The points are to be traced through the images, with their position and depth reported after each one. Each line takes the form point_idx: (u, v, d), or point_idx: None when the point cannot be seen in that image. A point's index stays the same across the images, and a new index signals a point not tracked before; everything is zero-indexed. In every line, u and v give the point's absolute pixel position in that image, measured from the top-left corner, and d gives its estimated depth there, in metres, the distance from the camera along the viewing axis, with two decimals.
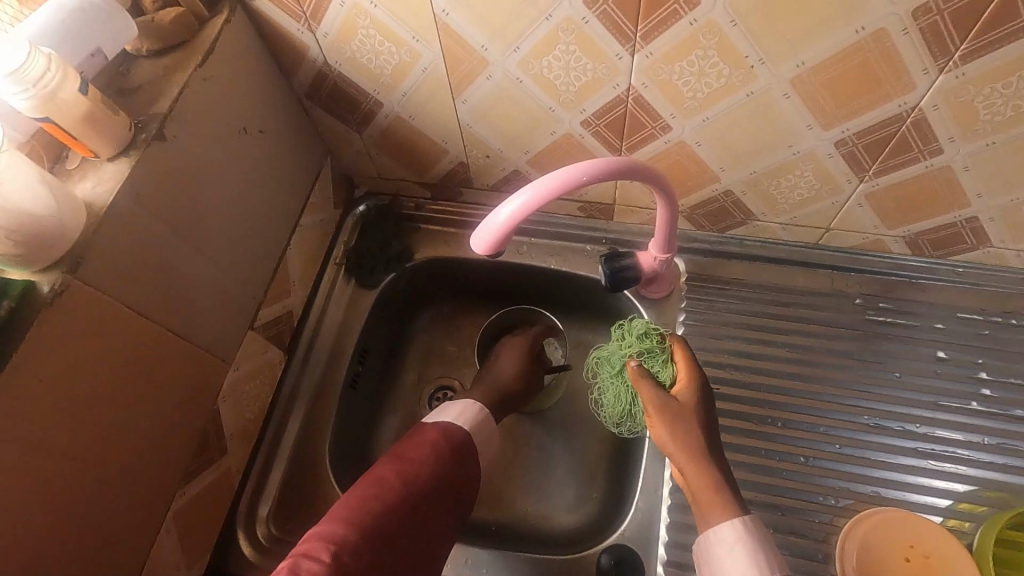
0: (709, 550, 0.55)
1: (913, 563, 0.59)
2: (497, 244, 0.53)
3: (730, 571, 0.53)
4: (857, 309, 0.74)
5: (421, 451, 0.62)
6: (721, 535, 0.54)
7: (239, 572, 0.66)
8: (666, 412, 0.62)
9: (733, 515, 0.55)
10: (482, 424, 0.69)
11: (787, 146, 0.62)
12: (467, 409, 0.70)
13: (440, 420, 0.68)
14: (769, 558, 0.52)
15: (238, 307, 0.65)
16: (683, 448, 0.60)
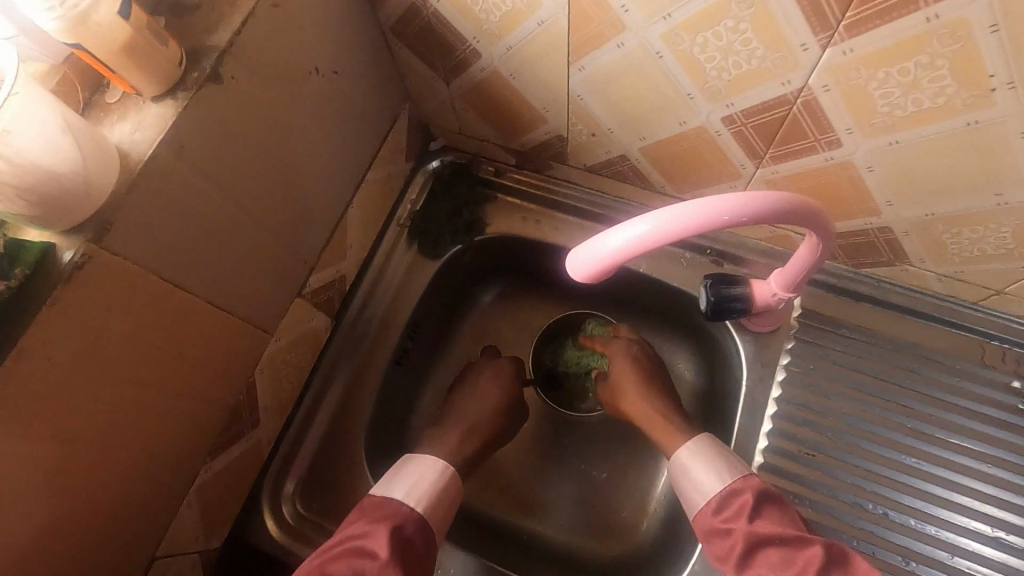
0: (678, 475, 0.61)
1: None
2: (599, 274, 0.42)
3: (696, 490, 0.59)
4: (1006, 393, 0.61)
5: (353, 556, 0.51)
6: (680, 460, 0.61)
7: (259, 545, 0.63)
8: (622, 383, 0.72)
9: (684, 443, 0.63)
10: (431, 487, 0.60)
11: (991, 192, 0.48)
12: (406, 480, 0.60)
13: (391, 502, 0.58)
14: (722, 463, 0.58)
15: (288, 273, 0.58)
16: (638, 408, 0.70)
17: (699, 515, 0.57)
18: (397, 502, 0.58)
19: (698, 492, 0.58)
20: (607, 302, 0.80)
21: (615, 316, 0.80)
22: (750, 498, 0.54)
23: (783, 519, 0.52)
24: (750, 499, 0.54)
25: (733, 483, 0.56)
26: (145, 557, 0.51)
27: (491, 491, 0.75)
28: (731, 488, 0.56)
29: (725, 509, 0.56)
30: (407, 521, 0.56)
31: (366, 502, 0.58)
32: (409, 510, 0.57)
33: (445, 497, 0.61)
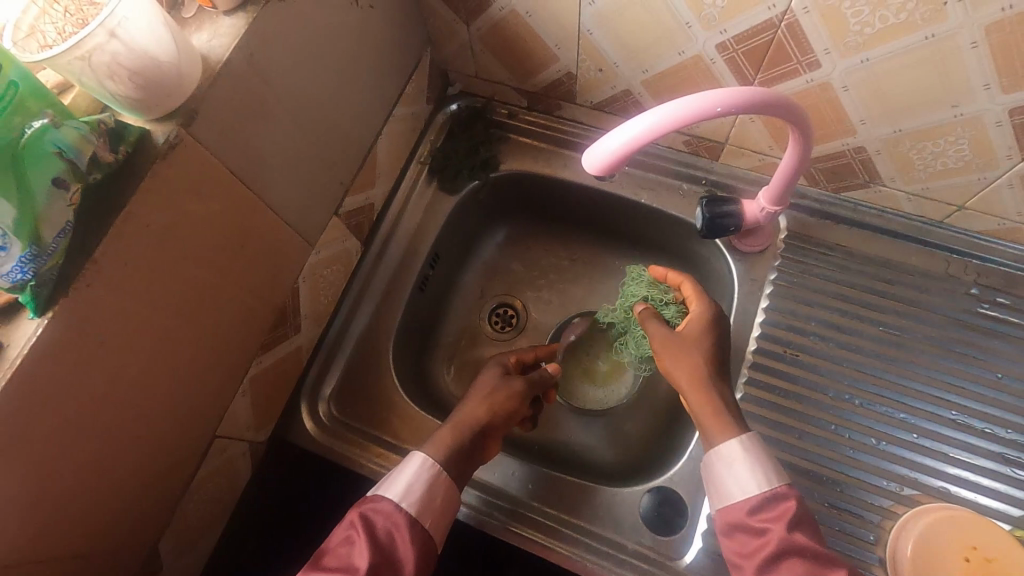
0: (711, 467, 0.57)
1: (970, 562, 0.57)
2: (611, 166, 0.49)
3: (734, 483, 0.55)
4: (967, 300, 0.68)
5: (339, 553, 0.52)
6: (722, 452, 0.56)
7: (298, 442, 0.70)
8: (670, 346, 0.62)
9: (733, 433, 0.57)
10: (425, 486, 0.56)
11: (949, 105, 0.55)
12: (399, 476, 0.57)
13: (378, 500, 0.55)
14: (769, 466, 0.55)
15: (328, 191, 0.65)
16: (687, 370, 0.60)
17: (731, 508, 0.55)
18: (389, 501, 0.55)
19: (735, 487, 0.55)
20: (610, 237, 0.86)
21: (618, 250, 0.87)
22: (794, 507, 0.52)
23: (818, 536, 0.51)
24: (795, 510, 0.52)
25: (776, 489, 0.54)
26: (207, 435, 0.58)
27: None
28: (775, 492, 0.54)
29: (763, 511, 0.53)
30: (395, 523, 0.54)
31: (365, 495, 0.57)
32: (399, 511, 0.55)
33: (440, 496, 0.57)
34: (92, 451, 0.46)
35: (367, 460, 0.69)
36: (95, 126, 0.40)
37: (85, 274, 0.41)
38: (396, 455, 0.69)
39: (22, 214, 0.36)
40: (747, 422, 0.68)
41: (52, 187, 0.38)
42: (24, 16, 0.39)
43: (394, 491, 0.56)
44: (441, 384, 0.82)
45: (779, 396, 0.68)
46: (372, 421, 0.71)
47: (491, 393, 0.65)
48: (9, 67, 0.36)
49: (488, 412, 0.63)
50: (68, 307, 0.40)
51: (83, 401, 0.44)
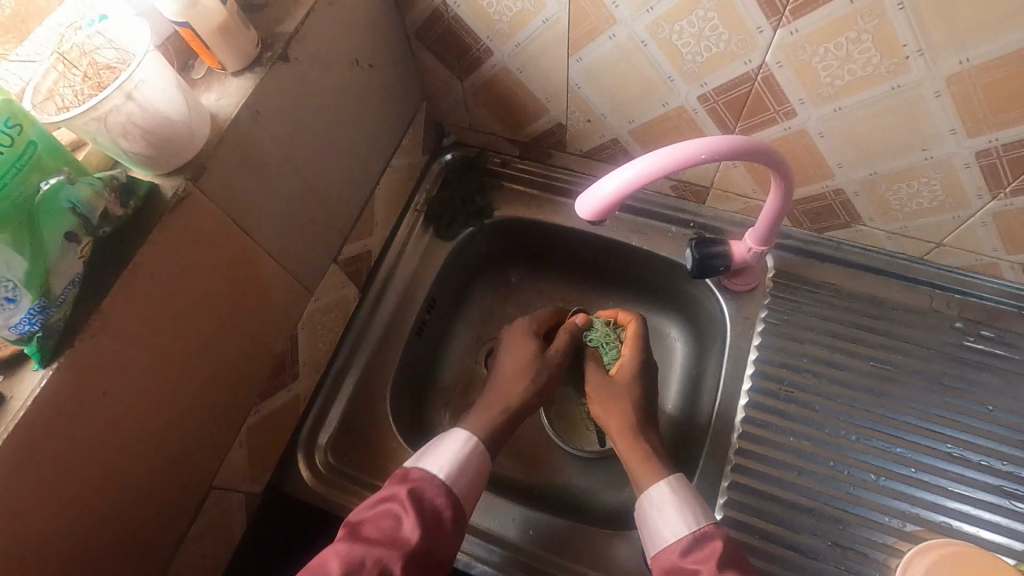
0: (646, 514, 0.60)
1: None
2: (602, 212, 0.51)
3: (665, 528, 0.59)
4: (954, 334, 0.70)
5: (382, 524, 0.55)
6: (654, 497, 0.60)
7: (296, 492, 0.69)
8: (606, 390, 0.70)
9: (659, 479, 0.62)
10: (472, 473, 0.62)
11: (920, 149, 0.58)
12: (452, 455, 0.62)
13: (424, 474, 0.60)
14: (696, 508, 0.59)
15: (327, 239, 0.66)
16: (617, 423, 0.67)
17: (665, 552, 0.57)
18: (439, 478, 0.60)
19: (666, 530, 0.58)
20: (603, 279, 0.88)
21: (610, 292, 0.88)
22: (720, 545, 0.55)
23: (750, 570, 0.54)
24: (721, 547, 0.55)
25: (705, 528, 0.57)
26: (203, 486, 0.57)
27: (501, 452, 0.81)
28: (703, 532, 0.57)
29: (693, 552, 0.56)
30: (443, 501, 0.58)
31: (409, 471, 0.61)
32: (447, 489, 0.59)
33: (480, 479, 0.62)
34: (88, 504, 0.45)
35: None
36: (108, 182, 0.41)
37: (90, 324, 0.41)
38: None
39: (35, 266, 0.38)
40: (746, 460, 0.68)
41: (64, 241, 0.39)
42: (42, 79, 0.41)
43: (446, 467, 0.60)
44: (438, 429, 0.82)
45: (777, 433, 0.68)
46: (369, 469, 0.71)
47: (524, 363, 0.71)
48: (30, 128, 0.37)
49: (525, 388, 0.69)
50: (72, 358, 0.41)
51: (82, 452, 0.43)
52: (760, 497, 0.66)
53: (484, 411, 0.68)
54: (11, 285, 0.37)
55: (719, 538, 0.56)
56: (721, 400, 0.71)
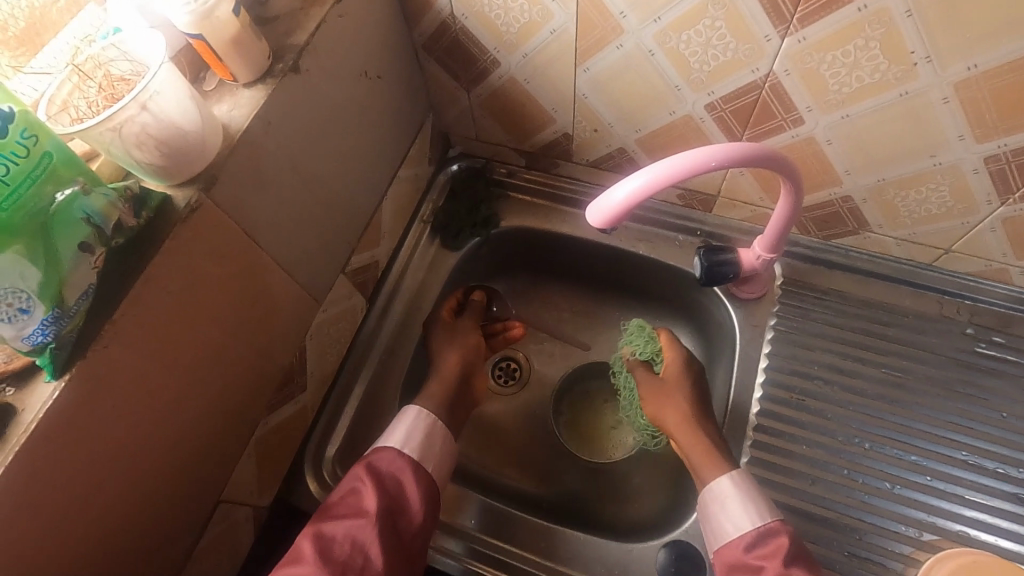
0: (707, 507, 0.62)
1: None
2: (612, 220, 0.52)
3: (727, 522, 0.60)
4: (965, 340, 0.70)
5: (348, 500, 0.60)
6: (716, 490, 0.62)
7: (303, 506, 0.68)
8: (658, 391, 0.71)
9: (724, 471, 0.62)
10: (422, 436, 0.66)
11: (928, 155, 0.58)
12: (396, 426, 0.66)
13: (382, 449, 0.64)
14: (760, 501, 0.60)
15: (336, 249, 0.66)
16: (675, 418, 0.69)
17: (728, 546, 0.60)
18: (390, 449, 0.64)
19: (729, 524, 0.60)
20: (610, 289, 0.88)
21: (617, 301, 0.88)
22: (786, 543, 0.57)
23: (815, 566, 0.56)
24: (787, 545, 0.57)
25: (770, 524, 0.59)
26: (212, 499, 0.57)
27: (509, 463, 0.80)
28: (768, 527, 0.59)
29: (758, 547, 0.58)
30: (400, 468, 0.63)
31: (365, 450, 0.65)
32: (399, 455, 0.64)
33: (436, 443, 0.67)
34: (93, 519, 0.44)
35: None
36: (122, 193, 0.41)
37: (102, 335, 0.41)
38: None
39: (48, 278, 0.38)
40: (758, 469, 0.67)
41: (78, 252, 0.39)
42: (56, 91, 0.42)
43: (394, 439, 0.65)
44: None
45: (788, 441, 0.68)
46: None
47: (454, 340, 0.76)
48: (45, 139, 0.37)
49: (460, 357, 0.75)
50: (83, 370, 0.40)
51: (90, 466, 0.43)
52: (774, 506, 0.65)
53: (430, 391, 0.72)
54: (24, 297, 0.37)
55: (784, 534, 0.58)
56: (733, 409, 0.71)
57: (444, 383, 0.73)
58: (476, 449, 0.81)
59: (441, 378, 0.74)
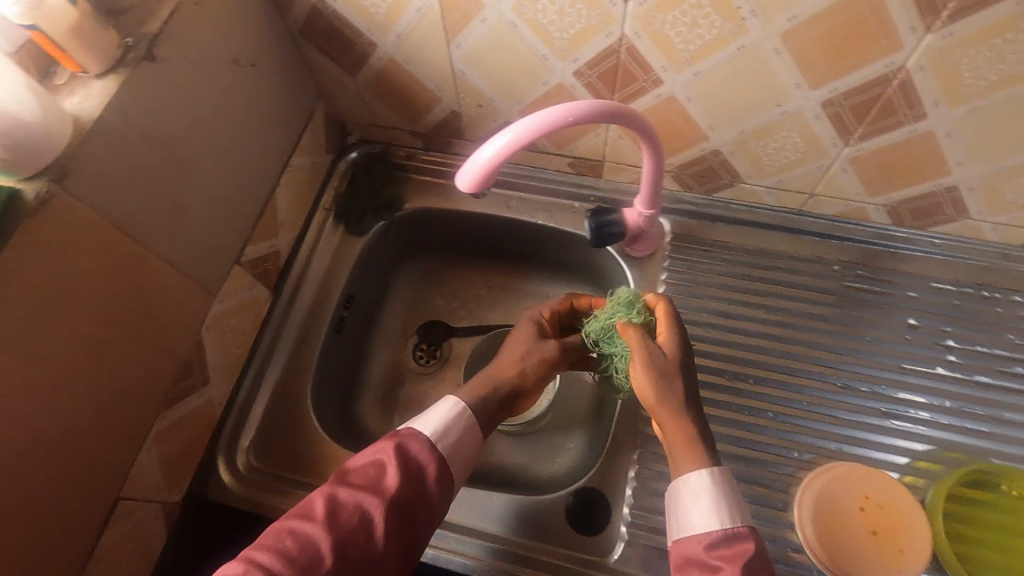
0: (677, 496, 0.53)
1: (867, 512, 0.60)
2: (481, 182, 0.54)
3: (695, 518, 0.52)
4: (835, 276, 0.76)
5: (366, 472, 0.55)
6: (692, 482, 0.53)
7: (218, 499, 0.68)
8: (652, 367, 0.57)
9: (704, 464, 0.53)
10: (461, 433, 0.59)
11: (775, 105, 0.63)
12: (437, 415, 0.59)
13: (417, 430, 0.58)
14: (736, 503, 0.52)
15: (225, 239, 0.66)
16: (666, 404, 0.56)
17: (687, 545, 0.52)
18: (425, 436, 0.58)
19: (696, 520, 0.52)
20: (520, 262, 0.92)
21: (528, 274, 0.92)
22: (752, 549, 0.49)
23: None
24: (751, 552, 0.49)
25: (737, 528, 0.51)
26: (109, 497, 0.56)
27: None
28: (734, 532, 0.51)
29: (720, 549, 0.50)
30: (427, 458, 0.57)
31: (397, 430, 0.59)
32: (433, 447, 0.57)
33: (470, 443, 0.60)
34: None
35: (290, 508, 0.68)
36: None
37: None
38: None
39: None
40: None
41: None
42: None
43: (431, 428, 0.58)
44: (369, 423, 0.84)
45: None
46: (296, 466, 0.71)
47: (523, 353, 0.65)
48: None
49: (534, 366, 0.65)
50: None
51: None
52: None
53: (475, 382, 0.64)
54: None
55: (750, 542, 0.50)
56: None
57: (496, 381, 0.64)
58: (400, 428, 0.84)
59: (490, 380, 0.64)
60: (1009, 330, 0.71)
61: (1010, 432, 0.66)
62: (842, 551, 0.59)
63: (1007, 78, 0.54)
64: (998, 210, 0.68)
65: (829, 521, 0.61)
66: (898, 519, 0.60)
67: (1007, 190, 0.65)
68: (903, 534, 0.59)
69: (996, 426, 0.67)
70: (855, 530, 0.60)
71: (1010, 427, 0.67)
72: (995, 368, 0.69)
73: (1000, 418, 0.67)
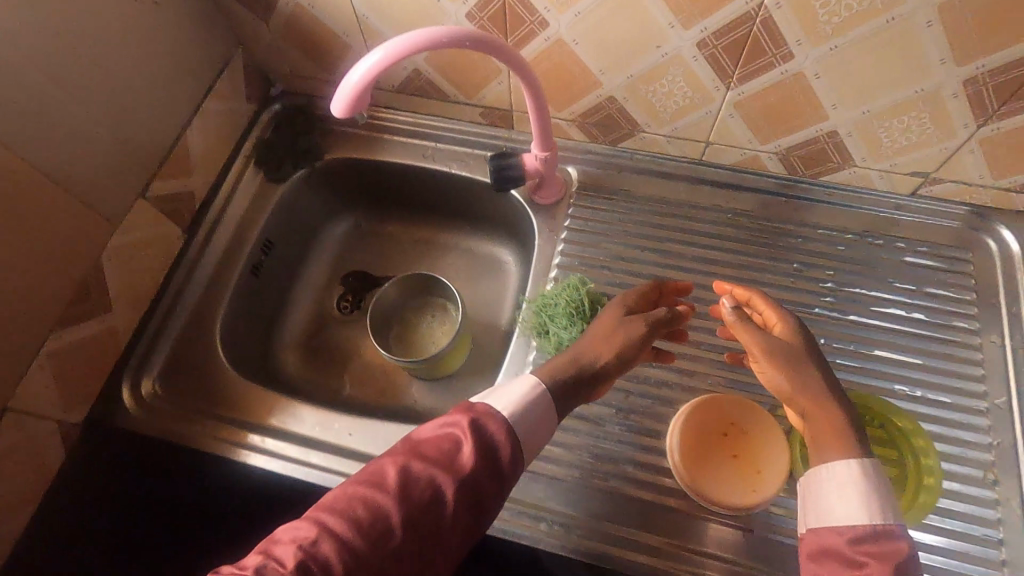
0: (815, 479, 0.55)
1: (730, 437, 0.63)
2: (354, 105, 0.56)
3: (840, 510, 0.53)
4: (732, 223, 0.78)
5: (440, 445, 0.53)
6: (837, 472, 0.54)
7: (122, 424, 0.71)
8: (787, 356, 0.59)
9: (846, 457, 0.54)
10: (533, 420, 0.57)
11: (656, 47, 0.65)
12: (514, 396, 0.57)
13: (492, 407, 0.56)
14: (891, 499, 0.53)
15: (126, 170, 0.69)
16: (808, 397, 0.58)
17: (825, 533, 0.52)
18: (502, 417, 0.55)
19: (842, 510, 0.52)
20: (444, 215, 0.94)
21: (452, 227, 0.95)
22: (904, 549, 0.49)
23: None
24: (904, 554, 0.49)
25: (884, 525, 0.51)
26: None
27: (348, 381, 0.88)
28: (881, 529, 0.51)
29: (867, 543, 0.50)
30: (502, 435, 0.54)
31: (472, 405, 0.57)
32: (509, 429, 0.55)
33: (542, 422, 0.57)
34: None
35: (192, 432, 0.71)
36: None
37: None
38: (221, 424, 0.72)
39: None
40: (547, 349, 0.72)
41: None
42: None
43: (508, 408, 0.56)
44: (288, 365, 0.88)
45: None
46: (202, 396, 0.73)
47: (615, 329, 0.63)
48: None
49: (626, 344, 0.62)
50: None
51: None
52: None
53: (554, 361, 0.62)
54: None
55: (902, 541, 0.50)
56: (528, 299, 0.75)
57: (602, 355, 0.62)
58: (320, 371, 0.89)
59: (575, 357, 0.62)
60: (894, 276, 0.73)
61: (882, 368, 0.68)
62: (705, 476, 0.62)
63: (859, 14, 0.56)
64: (878, 156, 0.70)
65: (694, 447, 0.63)
66: (756, 442, 0.63)
67: (882, 134, 0.67)
68: (760, 456, 0.62)
69: (867, 363, 0.68)
70: (717, 455, 0.63)
71: (881, 363, 0.68)
72: (878, 309, 0.71)
73: (871, 354, 0.69)
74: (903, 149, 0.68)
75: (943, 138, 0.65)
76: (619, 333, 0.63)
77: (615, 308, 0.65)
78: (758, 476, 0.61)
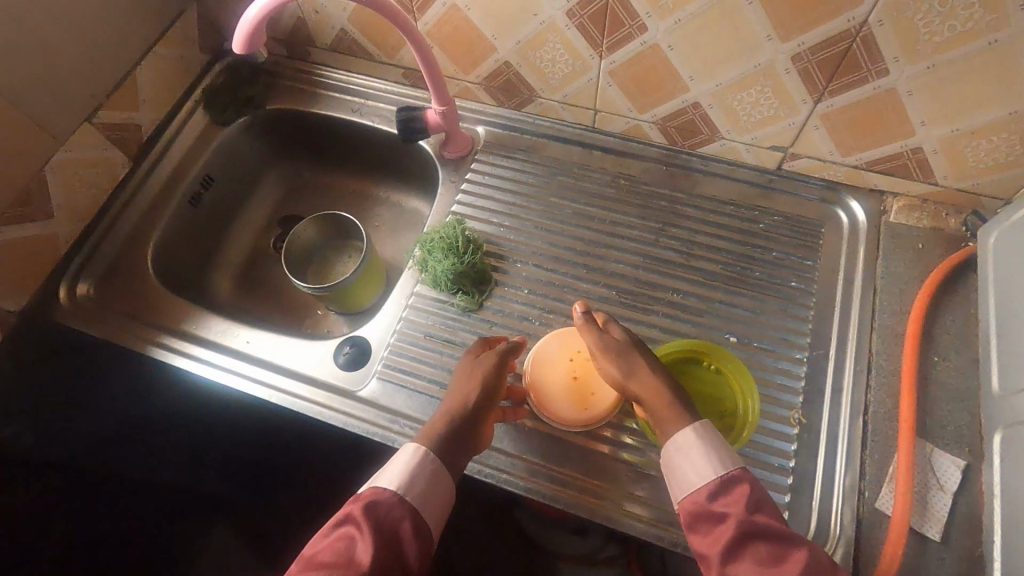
0: (671, 462, 0.60)
1: (575, 362, 0.72)
2: (249, 42, 0.65)
3: (692, 471, 0.58)
4: (615, 186, 0.85)
5: (339, 547, 0.53)
6: (678, 442, 0.59)
7: (56, 317, 0.81)
8: (617, 350, 0.65)
9: (686, 424, 0.60)
10: (428, 481, 0.59)
11: (534, 15, 0.73)
12: (401, 465, 0.60)
13: (379, 491, 0.58)
14: (726, 449, 0.59)
15: (73, 96, 0.79)
16: (643, 384, 0.63)
17: (692, 503, 0.57)
18: (392, 493, 0.58)
19: (693, 474, 0.58)
20: (373, 169, 1.03)
21: (381, 181, 1.04)
22: (750, 490, 0.56)
23: (779, 512, 0.55)
24: (750, 494, 0.55)
25: (733, 471, 0.57)
26: None
27: (271, 310, 0.97)
28: (731, 476, 0.57)
29: (722, 495, 0.56)
30: (399, 512, 0.57)
31: (360, 494, 0.59)
32: (404, 501, 0.58)
33: (439, 488, 0.60)
34: None
35: (113, 329, 0.81)
36: None
37: None
38: (139, 326, 0.81)
39: None
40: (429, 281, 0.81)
41: None
42: None
43: (397, 482, 0.58)
44: (219, 291, 0.97)
45: None
46: (127, 302, 0.83)
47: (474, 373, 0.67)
48: None
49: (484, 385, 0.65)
50: None
51: None
52: (434, 310, 0.80)
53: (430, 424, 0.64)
54: None
55: (747, 480, 0.57)
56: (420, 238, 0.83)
57: (461, 397, 0.65)
58: (246, 299, 0.98)
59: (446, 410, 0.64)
60: (751, 239, 0.79)
61: (720, 318, 0.75)
62: (545, 396, 0.71)
63: None
64: (740, 129, 0.77)
65: (541, 372, 0.72)
66: (596, 368, 0.72)
67: (739, 108, 0.74)
68: (594, 381, 0.71)
69: (710, 314, 0.75)
70: (560, 379, 0.71)
71: (720, 313, 0.75)
72: (729, 266, 0.78)
73: (715, 306, 0.76)
74: (758, 123, 0.75)
75: (789, 113, 0.72)
76: (472, 384, 0.66)
77: (460, 370, 0.68)
78: (590, 396, 0.70)
